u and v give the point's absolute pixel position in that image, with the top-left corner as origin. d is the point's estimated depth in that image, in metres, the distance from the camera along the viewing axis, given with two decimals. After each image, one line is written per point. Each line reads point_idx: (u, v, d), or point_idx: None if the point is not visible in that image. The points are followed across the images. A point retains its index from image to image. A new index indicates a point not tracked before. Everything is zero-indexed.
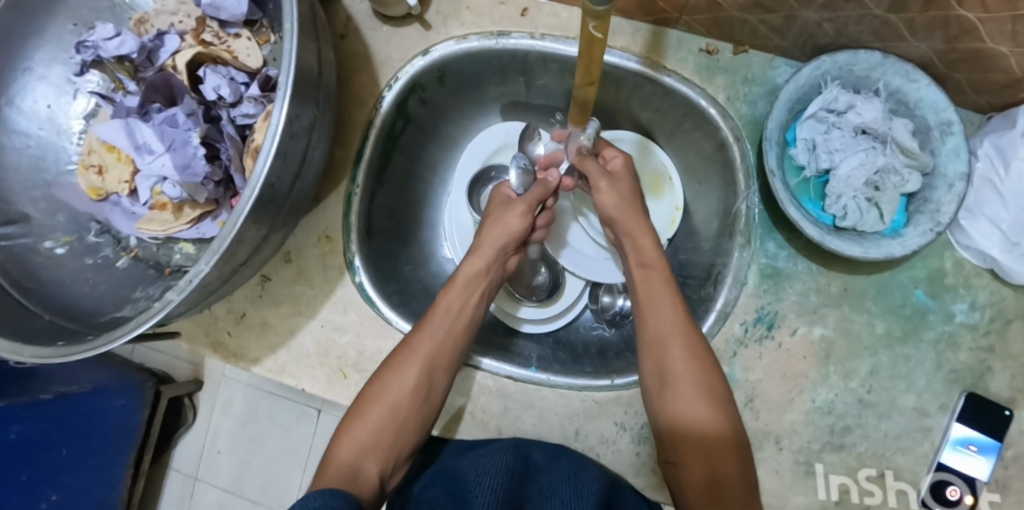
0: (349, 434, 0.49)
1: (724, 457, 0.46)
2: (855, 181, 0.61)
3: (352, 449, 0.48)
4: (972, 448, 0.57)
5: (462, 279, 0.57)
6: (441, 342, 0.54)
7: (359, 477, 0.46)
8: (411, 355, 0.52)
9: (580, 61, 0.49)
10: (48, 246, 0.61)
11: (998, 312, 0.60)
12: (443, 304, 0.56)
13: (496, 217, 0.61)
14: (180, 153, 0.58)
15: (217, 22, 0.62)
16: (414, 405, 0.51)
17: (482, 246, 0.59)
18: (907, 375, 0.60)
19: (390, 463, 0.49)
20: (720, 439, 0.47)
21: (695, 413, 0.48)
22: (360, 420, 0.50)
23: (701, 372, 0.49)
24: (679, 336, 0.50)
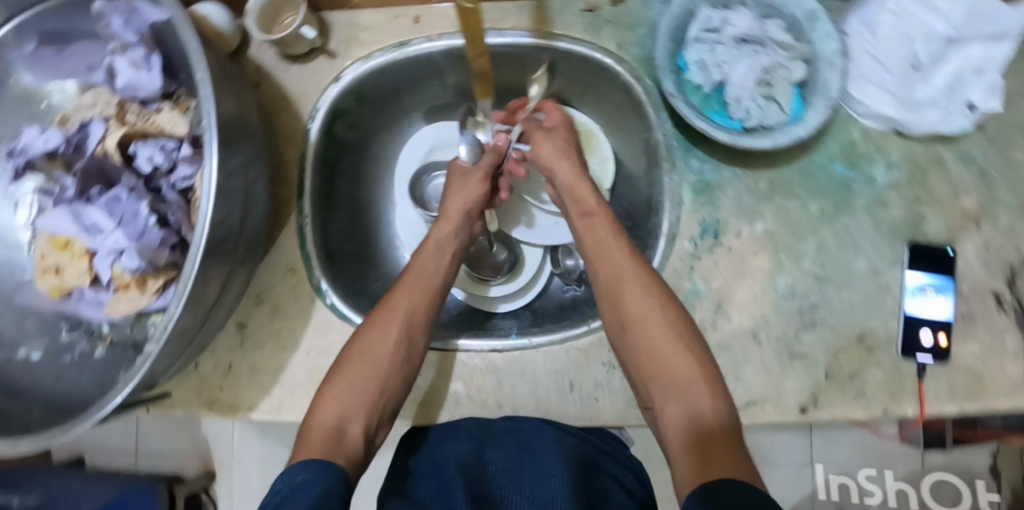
0: (334, 396, 0.51)
1: (698, 404, 0.46)
2: (749, 83, 0.66)
3: (337, 410, 0.50)
4: (930, 290, 0.61)
5: (430, 245, 0.62)
6: (415, 297, 0.57)
7: (346, 436, 0.49)
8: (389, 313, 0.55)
9: (464, 36, 0.55)
10: (24, 354, 0.67)
11: (914, 164, 0.63)
12: (416, 262, 0.60)
13: (459, 185, 0.66)
14: (132, 226, 0.61)
15: (137, 103, 0.66)
16: (395, 359, 0.54)
17: (449, 214, 0.64)
18: (853, 243, 0.63)
19: (375, 421, 0.52)
20: (689, 380, 0.47)
21: (664, 357, 0.49)
22: (341, 383, 0.52)
23: (670, 326, 0.50)
24: (638, 288, 0.52)
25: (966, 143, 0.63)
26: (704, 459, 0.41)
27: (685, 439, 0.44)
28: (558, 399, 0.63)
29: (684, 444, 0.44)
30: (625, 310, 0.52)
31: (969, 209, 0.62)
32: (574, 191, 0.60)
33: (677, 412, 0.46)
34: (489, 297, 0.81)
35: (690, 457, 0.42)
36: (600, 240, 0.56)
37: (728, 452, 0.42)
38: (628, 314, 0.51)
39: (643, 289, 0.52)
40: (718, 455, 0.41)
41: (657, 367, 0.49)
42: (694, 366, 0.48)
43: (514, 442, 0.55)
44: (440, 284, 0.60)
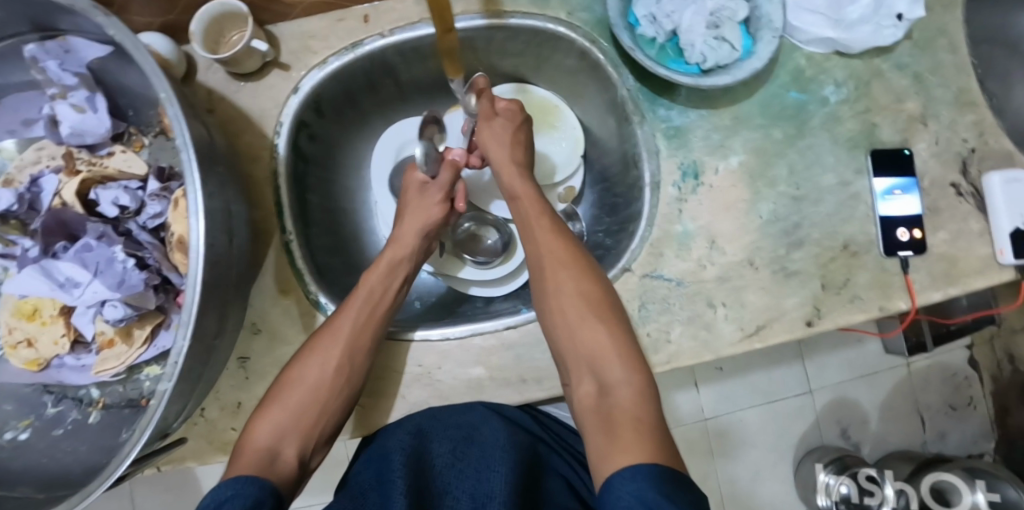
0: (267, 419, 0.49)
1: (619, 394, 0.45)
2: (699, 28, 0.69)
3: (271, 433, 0.48)
4: (897, 192, 0.64)
5: (383, 263, 0.57)
6: (362, 321, 0.52)
7: (278, 461, 0.47)
8: (332, 338, 0.51)
9: (431, 13, 0.56)
10: (10, 437, 0.64)
11: (858, 79, 0.67)
12: (364, 283, 0.55)
13: (413, 204, 0.61)
14: (109, 273, 0.61)
15: (85, 149, 0.66)
16: (335, 386, 0.51)
17: (401, 234, 0.59)
18: (819, 160, 0.66)
19: (311, 444, 0.50)
20: (605, 357, 0.48)
21: (583, 332, 0.49)
22: (278, 405, 0.50)
23: (599, 313, 0.49)
24: (565, 265, 0.52)
25: (896, 53, 0.68)
26: (621, 444, 0.41)
27: (603, 424, 0.44)
28: None
29: (600, 426, 0.44)
30: (556, 299, 0.51)
31: (912, 111, 0.67)
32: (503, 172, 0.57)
33: (589, 387, 0.47)
34: (463, 277, 0.79)
35: (607, 438, 0.42)
36: (528, 218, 0.55)
37: (642, 435, 0.41)
38: (558, 304, 0.50)
39: (575, 277, 0.51)
40: (632, 440, 0.41)
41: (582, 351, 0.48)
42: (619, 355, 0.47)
43: (462, 436, 0.53)
44: (390, 305, 0.55)
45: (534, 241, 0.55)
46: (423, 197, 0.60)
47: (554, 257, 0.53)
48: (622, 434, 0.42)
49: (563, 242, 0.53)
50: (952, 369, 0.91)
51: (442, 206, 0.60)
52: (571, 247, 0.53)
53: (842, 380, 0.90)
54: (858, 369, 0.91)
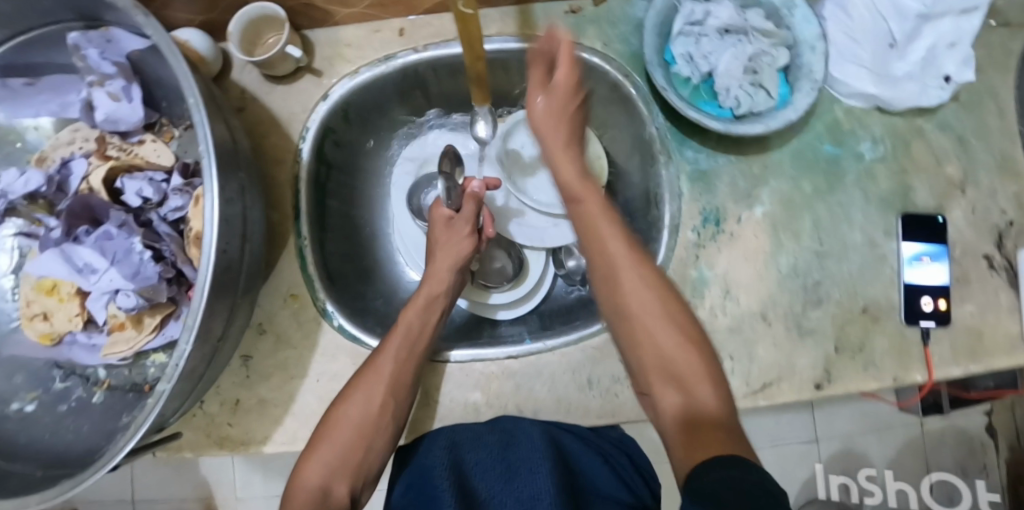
0: (316, 459, 0.55)
1: (698, 390, 0.37)
2: (736, 71, 0.67)
3: (321, 471, 0.54)
4: (925, 259, 0.62)
5: (420, 302, 0.64)
6: (399, 360, 0.60)
7: (329, 498, 0.53)
8: (374, 377, 0.59)
9: (461, 42, 0.56)
10: (16, 407, 0.65)
11: (896, 137, 0.65)
12: (403, 323, 0.62)
13: (444, 242, 0.68)
14: (126, 262, 0.62)
15: (118, 136, 0.67)
16: (378, 423, 0.58)
17: (436, 271, 0.66)
18: (847, 217, 0.64)
19: (360, 481, 0.56)
20: (688, 366, 0.38)
21: (652, 332, 0.40)
22: (325, 445, 0.56)
23: (664, 298, 0.42)
24: (627, 263, 0.42)
25: (942, 112, 0.65)
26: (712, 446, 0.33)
27: (677, 426, 0.36)
28: (577, 394, 0.68)
29: (677, 428, 0.36)
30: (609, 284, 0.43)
31: (951, 176, 0.64)
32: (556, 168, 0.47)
33: (675, 400, 0.37)
34: (490, 303, 0.80)
35: (685, 444, 0.34)
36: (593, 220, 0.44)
37: (730, 440, 0.34)
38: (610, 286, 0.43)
39: (628, 255, 0.43)
40: (716, 440, 0.33)
41: (641, 344, 0.40)
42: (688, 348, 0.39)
43: (498, 440, 0.60)
44: (425, 343, 0.63)
45: (589, 222, 0.45)
46: (451, 234, 0.68)
47: (611, 233, 0.44)
48: (704, 435, 0.34)
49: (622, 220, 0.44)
50: (969, 438, 0.88)
51: (469, 241, 0.68)
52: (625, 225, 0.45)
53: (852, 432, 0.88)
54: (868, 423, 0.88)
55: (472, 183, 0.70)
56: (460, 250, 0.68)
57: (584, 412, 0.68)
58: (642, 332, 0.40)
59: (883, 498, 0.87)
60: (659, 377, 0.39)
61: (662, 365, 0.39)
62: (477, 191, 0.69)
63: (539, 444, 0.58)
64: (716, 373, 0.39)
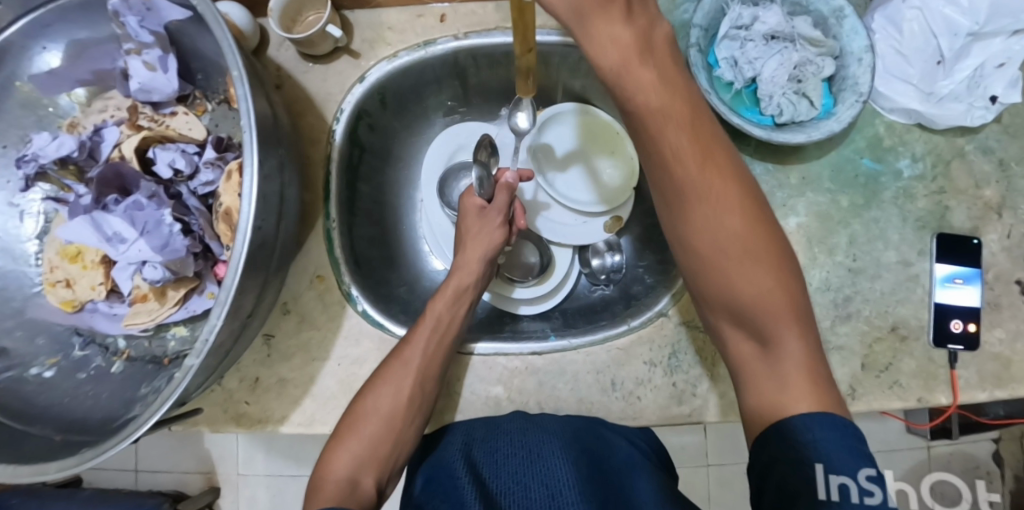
0: (345, 450, 0.57)
1: (786, 333, 0.36)
2: (780, 79, 0.67)
3: (349, 462, 0.56)
4: (959, 280, 0.61)
5: (449, 293, 0.65)
6: (427, 355, 0.61)
7: (358, 489, 0.54)
8: (403, 369, 0.61)
9: (515, 31, 0.56)
10: (35, 372, 0.64)
11: (938, 156, 0.64)
12: (432, 313, 0.64)
13: (474, 231, 0.68)
14: (155, 234, 0.61)
15: (150, 106, 0.67)
16: (405, 414, 0.60)
17: (466, 263, 0.66)
18: (883, 234, 0.63)
19: (386, 473, 0.57)
20: (772, 306, 0.36)
21: (722, 275, 0.37)
22: (353, 435, 0.58)
23: (743, 231, 0.37)
24: (697, 189, 0.37)
25: (982, 134, 0.65)
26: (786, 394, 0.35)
27: (754, 366, 0.37)
28: (599, 395, 0.68)
29: (753, 373, 0.37)
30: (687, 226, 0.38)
31: (991, 200, 0.63)
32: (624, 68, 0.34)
33: (749, 343, 0.38)
34: (513, 297, 0.79)
35: (764, 389, 0.36)
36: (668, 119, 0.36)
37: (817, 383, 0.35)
38: (687, 230, 0.38)
39: (712, 192, 0.37)
40: (794, 387, 0.35)
41: (725, 288, 0.37)
42: (775, 288, 0.36)
43: (519, 429, 0.62)
44: (453, 334, 0.64)
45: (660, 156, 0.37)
46: (484, 223, 0.68)
47: (689, 170, 0.37)
48: (781, 379, 0.35)
49: (695, 147, 0.37)
50: (975, 461, 0.98)
51: (502, 230, 0.68)
52: (704, 148, 0.37)
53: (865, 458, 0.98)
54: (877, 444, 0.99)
55: (507, 174, 0.69)
56: (492, 240, 0.67)
57: (605, 412, 0.68)
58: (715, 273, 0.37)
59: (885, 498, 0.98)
60: (735, 322, 0.38)
61: (739, 313, 0.37)
62: (512, 182, 0.67)
63: (560, 434, 0.60)
64: (802, 310, 0.37)
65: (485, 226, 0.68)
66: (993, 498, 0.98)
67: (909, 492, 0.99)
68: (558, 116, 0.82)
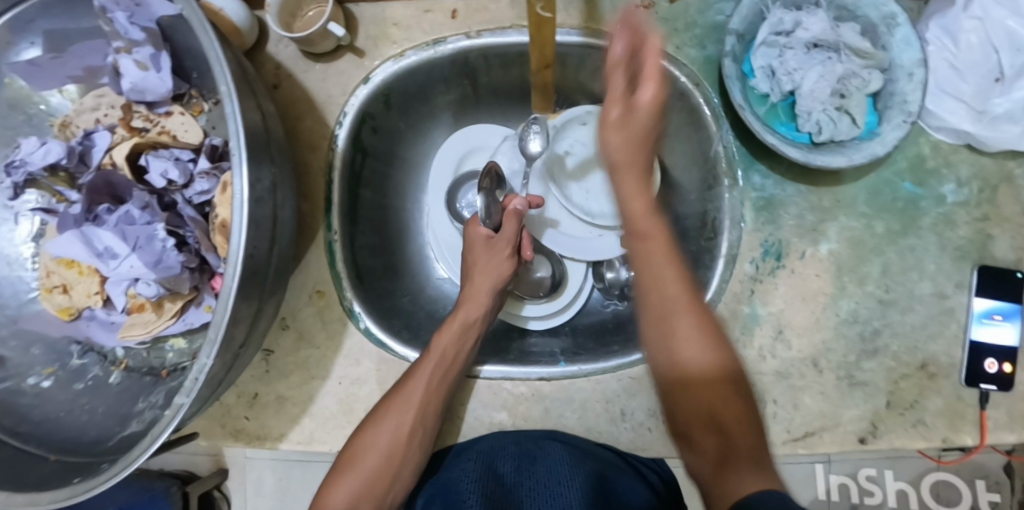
0: (343, 484, 0.53)
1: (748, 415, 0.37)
2: (821, 93, 0.61)
3: (344, 499, 0.52)
4: (997, 317, 0.60)
5: (455, 326, 0.60)
6: (429, 390, 0.56)
7: None
8: (403, 405, 0.55)
9: (532, 45, 0.50)
10: (32, 382, 0.61)
11: (984, 182, 0.62)
12: (436, 348, 0.58)
13: (483, 259, 0.63)
14: (148, 249, 0.58)
15: (144, 105, 0.62)
16: (407, 448, 0.55)
17: (474, 296, 0.62)
18: (918, 265, 0.62)
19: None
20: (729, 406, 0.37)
21: (681, 362, 0.39)
22: (350, 472, 0.54)
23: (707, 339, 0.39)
24: (684, 308, 0.40)
25: None
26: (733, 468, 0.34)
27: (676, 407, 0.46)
28: (607, 426, 0.64)
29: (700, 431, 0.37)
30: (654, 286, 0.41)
31: None
32: (630, 203, 0.43)
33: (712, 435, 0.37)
34: (523, 314, 0.76)
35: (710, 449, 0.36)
36: (652, 252, 0.42)
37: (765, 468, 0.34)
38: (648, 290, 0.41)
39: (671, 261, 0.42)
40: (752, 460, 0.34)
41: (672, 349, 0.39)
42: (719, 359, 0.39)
43: (524, 454, 0.61)
44: (460, 369, 0.59)
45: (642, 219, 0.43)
46: (493, 253, 0.62)
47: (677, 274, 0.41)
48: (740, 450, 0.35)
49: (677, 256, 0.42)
50: (984, 471, 0.97)
51: (512, 260, 0.63)
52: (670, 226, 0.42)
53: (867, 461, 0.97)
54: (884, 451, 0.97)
55: (513, 199, 0.63)
56: (502, 270, 0.63)
57: (613, 442, 0.64)
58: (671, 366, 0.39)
59: (883, 497, 0.97)
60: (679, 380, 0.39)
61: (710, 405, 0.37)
62: (519, 209, 0.61)
63: (569, 460, 0.59)
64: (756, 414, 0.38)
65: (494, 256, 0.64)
66: (993, 498, 0.96)
67: (910, 494, 0.97)
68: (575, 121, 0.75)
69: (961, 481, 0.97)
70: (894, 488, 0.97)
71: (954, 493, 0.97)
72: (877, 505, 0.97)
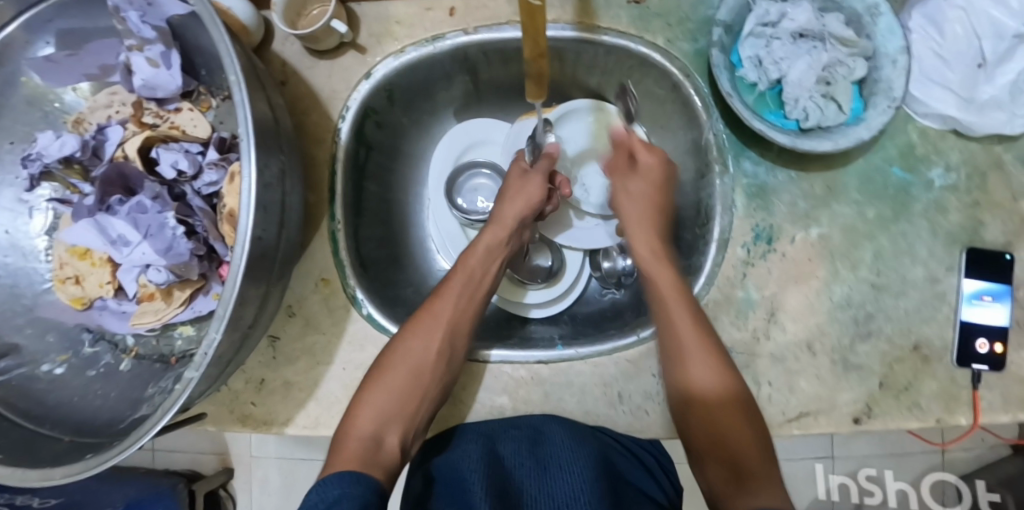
0: (369, 408, 0.54)
1: (759, 471, 0.48)
2: (808, 81, 0.63)
3: (372, 423, 0.53)
4: (987, 298, 0.61)
5: (480, 248, 0.63)
6: (457, 307, 0.60)
7: (381, 448, 0.51)
8: (433, 320, 0.58)
9: (525, 33, 0.52)
10: (45, 369, 0.63)
11: (972, 168, 0.63)
12: (463, 268, 0.62)
13: (515, 188, 0.66)
14: (158, 237, 0.60)
15: (155, 102, 0.64)
16: (434, 367, 0.56)
17: (500, 220, 0.64)
18: (909, 249, 0.63)
19: (410, 433, 0.54)
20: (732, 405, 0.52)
21: (705, 377, 0.53)
22: (380, 390, 0.55)
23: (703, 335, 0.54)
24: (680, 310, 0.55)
25: None
26: (739, 478, 0.48)
27: (706, 421, 0.52)
28: (606, 408, 0.65)
29: (726, 466, 0.49)
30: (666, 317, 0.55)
31: None
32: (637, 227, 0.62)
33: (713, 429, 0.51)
34: (524, 302, 0.77)
35: (725, 471, 0.49)
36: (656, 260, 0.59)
37: (760, 466, 0.48)
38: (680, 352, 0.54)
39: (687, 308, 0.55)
40: (756, 477, 0.47)
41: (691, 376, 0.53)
42: (735, 387, 0.53)
43: (526, 437, 0.62)
44: (485, 289, 0.62)
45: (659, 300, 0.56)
46: (525, 182, 0.66)
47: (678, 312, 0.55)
48: (741, 466, 0.48)
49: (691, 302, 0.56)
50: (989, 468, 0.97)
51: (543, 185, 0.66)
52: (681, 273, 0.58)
53: (867, 455, 0.98)
54: (888, 447, 0.97)
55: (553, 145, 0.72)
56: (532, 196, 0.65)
57: (612, 425, 0.65)
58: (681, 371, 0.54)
59: (883, 497, 0.98)
60: (724, 464, 0.50)
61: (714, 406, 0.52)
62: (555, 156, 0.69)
63: (569, 443, 0.60)
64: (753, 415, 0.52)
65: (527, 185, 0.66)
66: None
67: (910, 493, 0.98)
68: (572, 112, 0.77)
69: (962, 482, 0.96)
70: (895, 488, 0.98)
71: (954, 494, 0.97)
72: (878, 505, 0.98)
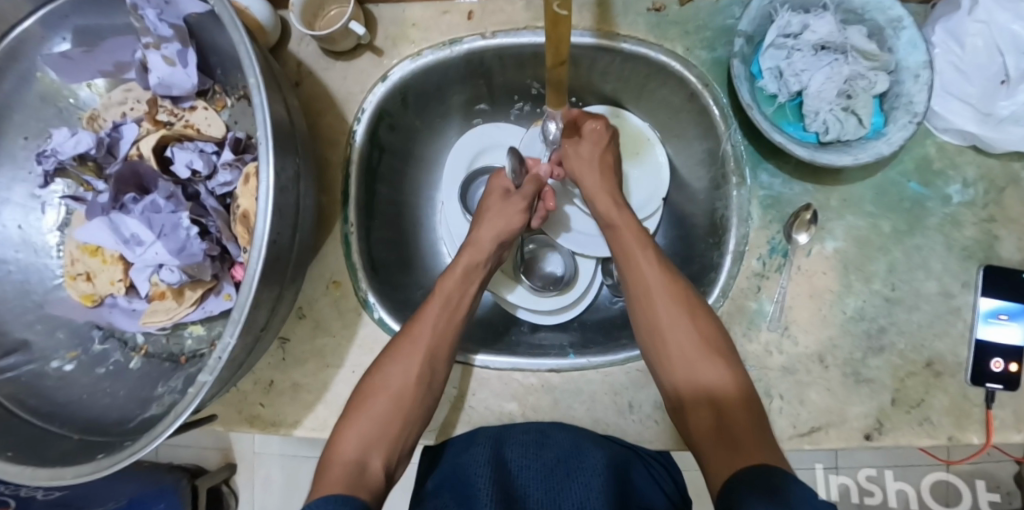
0: (353, 432, 0.53)
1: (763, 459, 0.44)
2: (827, 93, 0.62)
3: (355, 446, 0.52)
4: (1003, 316, 0.61)
5: (458, 271, 0.62)
6: (438, 329, 0.59)
7: (365, 471, 0.51)
8: (412, 346, 0.57)
9: (547, 43, 0.51)
10: (55, 366, 0.62)
11: (990, 184, 0.63)
12: (441, 292, 0.61)
13: (493, 213, 0.66)
14: (172, 237, 0.59)
15: (170, 100, 0.64)
16: (415, 393, 0.56)
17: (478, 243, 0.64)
18: (925, 264, 0.63)
19: (395, 455, 0.54)
20: (723, 392, 0.51)
21: (696, 371, 0.52)
22: (363, 414, 0.55)
23: (698, 332, 0.54)
24: (660, 302, 0.55)
25: None
26: (739, 454, 0.45)
27: (699, 409, 0.50)
28: (614, 417, 0.65)
29: (711, 438, 0.47)
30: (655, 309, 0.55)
31: None
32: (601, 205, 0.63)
33: (707, 422, 0.49)
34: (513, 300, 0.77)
35: (722, 453, 0.45)
36: (631, 256, 0.59)
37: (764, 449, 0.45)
38: (666, 340, 0.54)
39: (673, 305, 0.55)
40: (750, 453, 0.44)
41: (675, 363, 0.53)
42: (728, 376, 0.51)
43: (532, 440, 0.61)
44: (465, 313, 0.62)
45: (645, 298, 0.56)
46: (506, 206, 0.66)
47: (662, 311, 0.55)
48: (737, 443, 0.46)
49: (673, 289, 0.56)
50: (994, 480, 0.96)
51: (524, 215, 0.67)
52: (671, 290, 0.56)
53: (869, 463, 0.97)
54: (892, 458, 0.97)
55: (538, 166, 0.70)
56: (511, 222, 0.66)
57: (621, 434, 0.65)
58: (682, 365, 0.53)
59: (883, 499, 0.97)
60: (713, 431, 0.48)
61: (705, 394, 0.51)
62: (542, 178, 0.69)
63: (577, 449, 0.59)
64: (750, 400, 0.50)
65: (507, 209, 0.67)
66: None
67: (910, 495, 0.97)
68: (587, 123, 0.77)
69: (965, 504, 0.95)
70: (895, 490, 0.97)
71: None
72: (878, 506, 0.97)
